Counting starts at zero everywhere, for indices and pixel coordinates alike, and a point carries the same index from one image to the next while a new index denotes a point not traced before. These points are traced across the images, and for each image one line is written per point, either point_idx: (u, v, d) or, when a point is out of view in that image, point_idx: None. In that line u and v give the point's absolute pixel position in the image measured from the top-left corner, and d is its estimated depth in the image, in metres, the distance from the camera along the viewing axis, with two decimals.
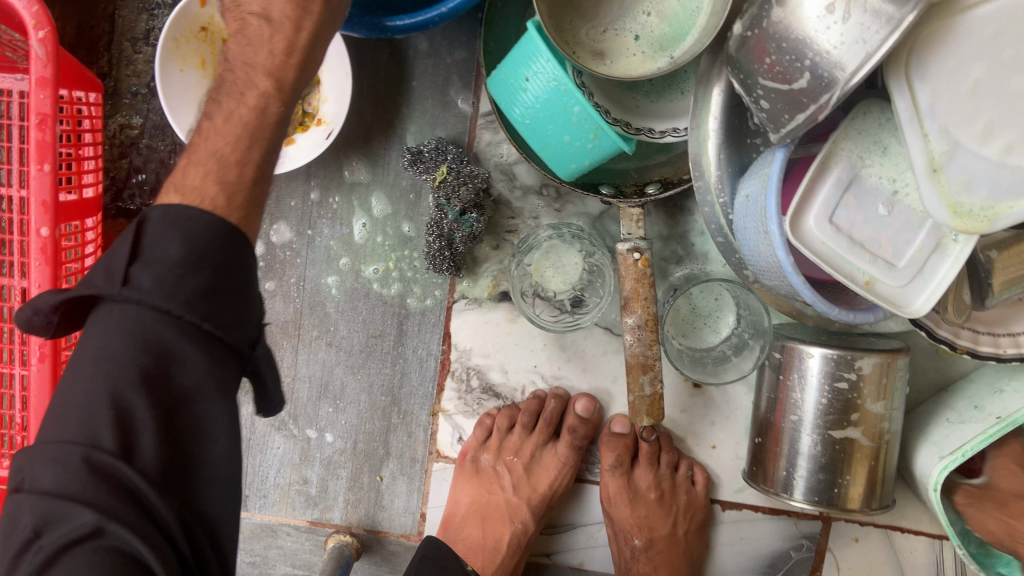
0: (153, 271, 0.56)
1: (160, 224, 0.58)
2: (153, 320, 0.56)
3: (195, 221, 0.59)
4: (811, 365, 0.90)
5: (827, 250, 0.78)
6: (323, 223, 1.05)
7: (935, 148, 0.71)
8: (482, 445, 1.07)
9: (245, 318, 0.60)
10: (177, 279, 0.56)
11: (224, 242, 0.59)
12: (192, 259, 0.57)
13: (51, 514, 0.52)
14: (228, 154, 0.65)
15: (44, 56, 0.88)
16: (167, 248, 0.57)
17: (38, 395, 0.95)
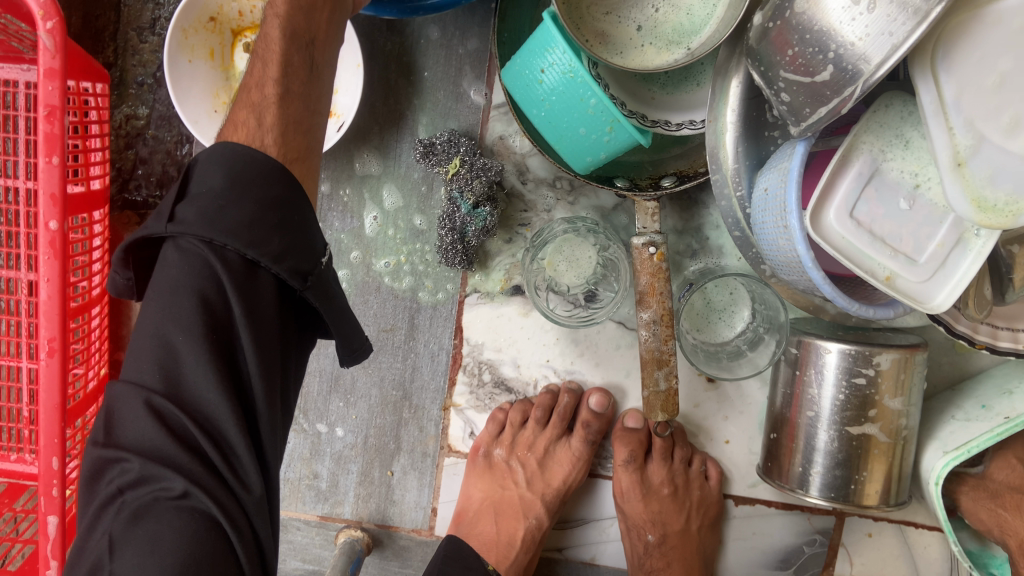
0: (197, 205, 0.61)
1: (208, 161, 0.63)
2: (201, 250, 0.61)
3: (237, 159, 0.62)
4: (828, 360, 0.89)
5: (847, 245, 0.77)
6: (333, 216, 1.04)
7: (960, 142, 0.70)
8: (494, 439, 1.06)
9: (300, 246, 0.64)
10: (219, 210, 0.60)
11: (268, 170, 0.63)
12: (233, 190, 0.61)
13: (145, 472, 0.60)
14: (254, 83, 0.67)
15: (52, 46, 0.87)
16: (210, 183, 0.62)
17: (48, 390, 0.94)
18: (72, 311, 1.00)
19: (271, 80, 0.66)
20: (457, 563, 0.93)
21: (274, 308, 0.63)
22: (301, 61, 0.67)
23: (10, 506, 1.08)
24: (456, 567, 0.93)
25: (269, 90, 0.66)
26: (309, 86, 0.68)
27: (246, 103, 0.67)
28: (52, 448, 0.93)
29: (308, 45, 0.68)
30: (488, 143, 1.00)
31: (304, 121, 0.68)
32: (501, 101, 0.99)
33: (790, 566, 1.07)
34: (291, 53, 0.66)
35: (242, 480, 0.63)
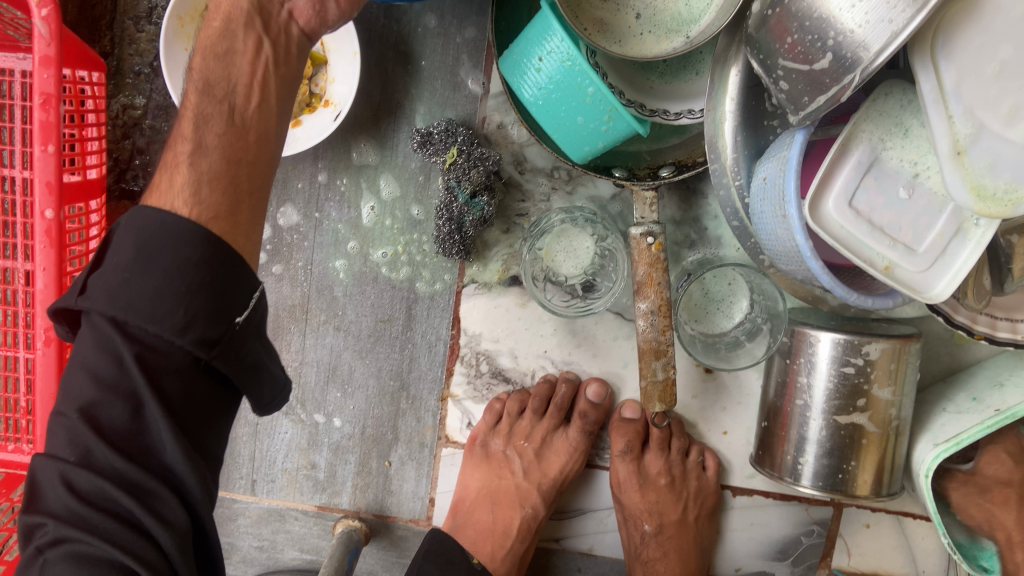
0: (104, 281, 0.60)
1: (124, 230, 0.61)
2: (110, 325, 0.59)
3: (149, 228, 0.61)
4: (820, 349, 0.89)
5: (846, 234, 0.76)
6: (331, 206, 1.03)
7: (960, 130, 0.69)
8: (492, 430, 1.06)
9: (214, 311, 0.60)
10: (125, 285, 0.59)
11: (187, 238, 0.60)
12: (140, 263, 0.59)
13: (60, 535, 0.59)
14: (175, 144, 0.67)
15: (47, 34, 0.86)
16: (120, 255, 0.60)
17: (45, 379, 0.93)
18: None
19: (186, 137, 0.66)
20: (441, 562, 0.94)
21: (188, 378, 0.61)
22: (217, 110, 0.67)
23: (7, 497, 1.08)
24: (437, 562, 0.94)
25: (181, 150, 0.65)
26: (236, 139, 0.67)
27: (168, 162, 0.66)
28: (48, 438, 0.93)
29: (225, 97, 0.67)
30: (486, 132, 1.00)
31: (230, 172, 0.66)
32: (499, 90, 0.98)
33: (787, 556, 1.07)
34: (206, 108, 0.67)
35: (165, 523, 0.61)
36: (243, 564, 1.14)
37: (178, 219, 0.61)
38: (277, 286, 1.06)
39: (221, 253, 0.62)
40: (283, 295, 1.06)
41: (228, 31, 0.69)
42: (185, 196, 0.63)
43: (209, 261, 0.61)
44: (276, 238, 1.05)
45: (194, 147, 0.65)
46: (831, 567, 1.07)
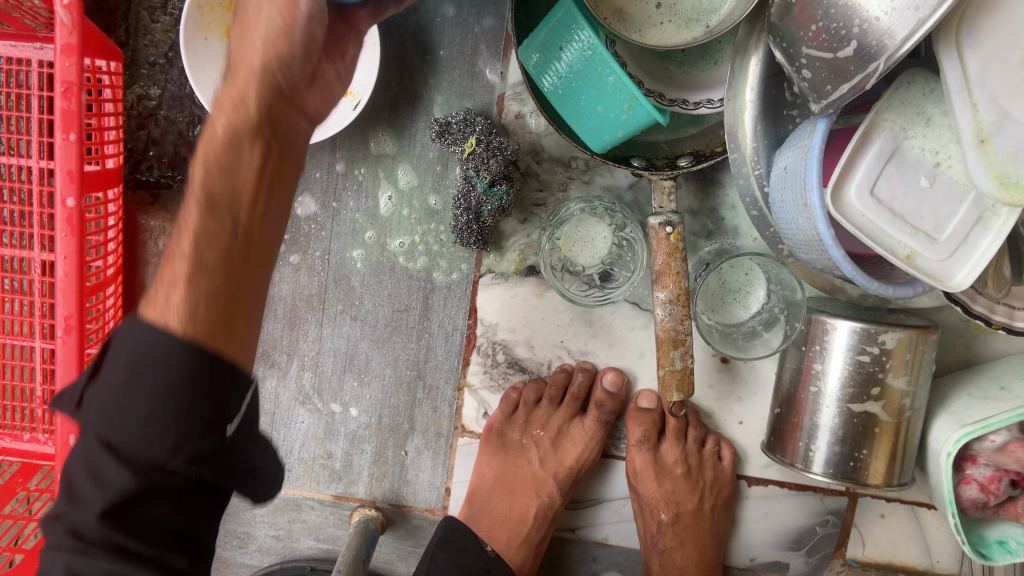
0: (97, 400, 0.53)
1: (121, 342, 0.54)
2: (100, 448, 0.52)
3: (141, 338, 0.53)
4: (836, 337, 0.89)
5: (867, 222, 0.76)
6: (348, 196, 1.04)
7: (983, 118, 0.69)
8: (508, 419, 1.07)
9: (210, 425, 0.53)
10: (117, 407, 0.52)
11: (182, 349, 0.53)
12: (134, 381, 0.52)
13: None
14: (171, 256, 0.58)
15: (69, 22, 0.86)
16: (114, 371, 0.53)
17: (65, 367, 0.94)
18: (88, 290, 1.00)
19: (184, 254, 0.57)
20: (454, 550, 0.94)
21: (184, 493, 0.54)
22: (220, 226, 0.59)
23: (24, 486, 1.09)
24: (450, 551, 0.94)
25: (180, 264, 0.57)
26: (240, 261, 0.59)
27: (165, 274, 0.58)
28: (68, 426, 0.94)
29: (229, 211, 0.60)
30: (504, 122, 1.00)
31: (228, 289, 0.58)
32: (517, 80, 0.98)
33: (802, 547, 1.07)
34: (207, 224, 0.58)
35: None
36: (259, 553, 1.15)
37: (171, 331, 0.53)
38: (294, 276, 1.06)
39: (213, 364, 0.54)
40: (300, 284, 1.07)
41: (235, 139, 0.61)
42: (179, 314, 0.54)
43: (205, 372, 0.53)
44: (293, 228, 1.05)
45: (196, 264, 0.57)
46: (845, 557, 1.08)
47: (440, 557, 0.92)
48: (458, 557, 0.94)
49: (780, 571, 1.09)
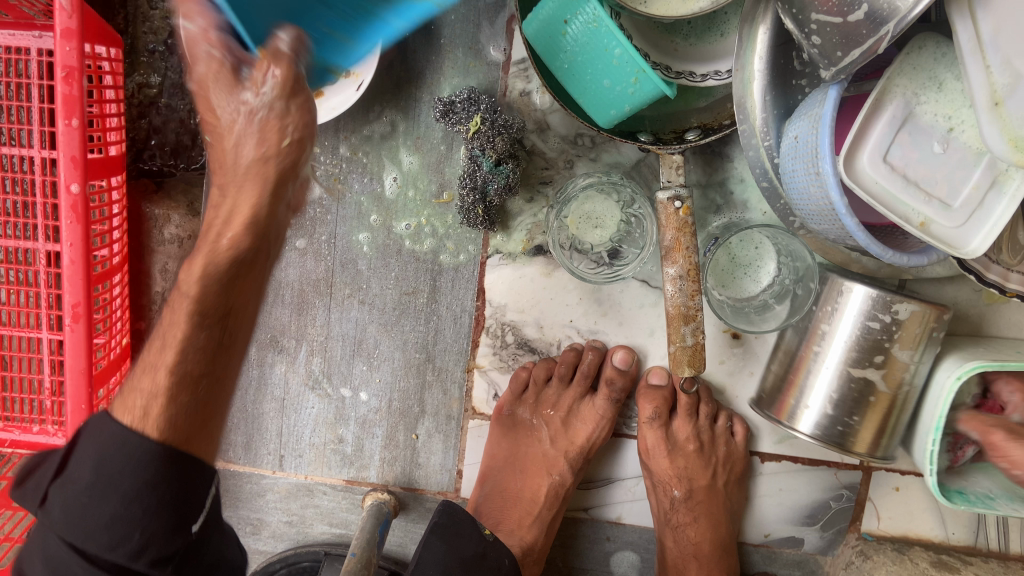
0: (67, 497, 0.62)
1: (89, 443, 0.64)
2: (63, 548, 0.62)
3: (113, 442, 0.63)
4: (850, 300, 0.88)
5: (880, 189, 0.77)
6: (354, 178, 1.03)
7: (997, 81, 0.69)
8: (518, 399, 1.06)
9: (166, 520, 0.63)
10: (85, 506, 0.61)
11: (130, 459, 0.62)
12: (96, 488, 0.62)
13: None
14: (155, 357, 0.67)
15: (69, 6, 0.85)
16: (80, 472, 0.63)
17: (74, 356, 0.93)
18: (95, 278, 1.00)
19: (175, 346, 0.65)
20: (448, 535, 0.92)
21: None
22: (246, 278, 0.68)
23: None
24: (446, 536, 0.92)
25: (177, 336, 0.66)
26: (227, 344, 0.67)
27: (141, 383, 0.65)
28: (79, 414, 0.94)
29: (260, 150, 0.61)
30: (510, 100, 0.99)
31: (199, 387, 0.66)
32: (521, 56, 0.97)
33: (816, 522, 1.07)
34: (195, 333, 0.65)
35: None
36: (272, 539, 1.14)
37: (123, 441, 0.62)
38: (301, 261, 1.05)
39: (178, 465, 0.64)
40: (306, 269, 1.06)
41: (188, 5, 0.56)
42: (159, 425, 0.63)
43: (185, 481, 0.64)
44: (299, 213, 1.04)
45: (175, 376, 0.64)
46: (860, 531, 1.07)
47: (434, 546, 0.90)
48: (452, 544, 0.91)
49: (796, 546, 1.09)
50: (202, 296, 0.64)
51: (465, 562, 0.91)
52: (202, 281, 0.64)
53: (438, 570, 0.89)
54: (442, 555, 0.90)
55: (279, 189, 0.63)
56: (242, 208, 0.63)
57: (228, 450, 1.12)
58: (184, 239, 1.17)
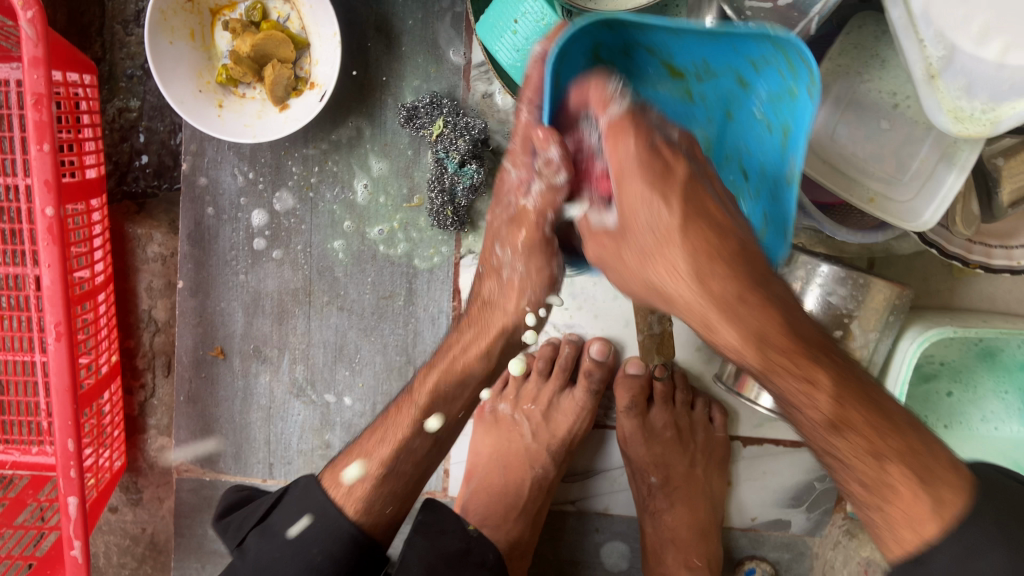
0: (262, 539, 0.82)
1: (296, 497, 0.83)
2: None
3: (322, 512, 0.80)
4: (816, 276, 0.90)
5: (828, 167, 0.81)
6: (325, 187, 1.04)
7: (932, 54, 0.70)
8: (499, 395, 1.09)
9: None
10: (272, 561, 0.79)
11: (339, 532, 0.79)
12: (290, 548, 0.79)
13: None
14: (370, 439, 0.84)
15: (34, 35, 0.87)
16: (283, 524, 0.81)
17: (58, 373, 0.95)
18: (77, 298, 1.03)
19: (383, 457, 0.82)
20: (431, 532, 0.92)
21: None
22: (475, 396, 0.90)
23: (35, 497, 1.16)
24: (430, 533, 0.92)
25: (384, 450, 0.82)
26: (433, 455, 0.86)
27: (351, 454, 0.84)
28: (67, 430, 0.97)
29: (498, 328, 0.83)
30: (472, 103, 1.01)
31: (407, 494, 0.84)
32: (481, 60, 0.99)
33: (802, 503, 1.08)
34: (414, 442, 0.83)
35: None
36: None
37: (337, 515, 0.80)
38: (279, 271, 1.07)
39: (366, 546, 0.80)
40: (284, 279, 1.07)
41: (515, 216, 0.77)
42: (358, 507, 0.80)
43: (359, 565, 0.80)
44: (274, 224, 1.06)
45: (386, 470, 0.81)
46: (846, 510, 1.08)
47: (418, 542, 0.90)
48: (433, 539, 0.91)
49: (782, 529, 1.09)
50: (429, 407, 0.83)
51: (446, 557, 0.89)
52: (432, 395, 0.84)
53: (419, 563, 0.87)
54: (424, 550, 0.89)
55: (512, 333, 0.84)
56: (484, 346, 0.84)
57: (218, 460, 1.14)
58: (167, 257, 1.20)
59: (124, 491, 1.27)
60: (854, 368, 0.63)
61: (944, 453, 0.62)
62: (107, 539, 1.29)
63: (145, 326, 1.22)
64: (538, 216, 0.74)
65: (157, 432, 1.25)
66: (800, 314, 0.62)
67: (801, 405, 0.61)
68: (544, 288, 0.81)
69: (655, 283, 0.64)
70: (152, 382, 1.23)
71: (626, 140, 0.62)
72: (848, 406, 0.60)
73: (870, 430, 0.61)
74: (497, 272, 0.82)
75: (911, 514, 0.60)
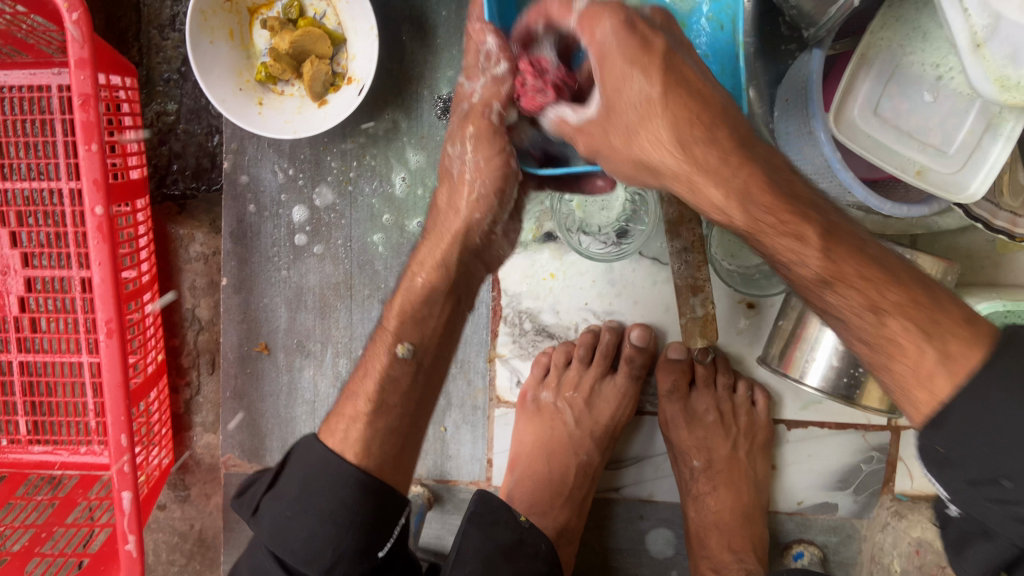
0: (271, 505, 0.80)
1: (299, 456, 0.82)
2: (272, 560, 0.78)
3: (328, 469, 0.78)
4: None
5: (872, 142, 0.79)
6: (364, 181, 1.06)
7: (976, 23, 0.70)
8: (541, 383, 1.08)
9: (367, 549, 0.78)
10: (287, 519, 0.78)
11: (347, 482, 0.78)
12: (301, 501, 0.78)
13: None
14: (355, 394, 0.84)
15: (80, 36, 0.89)
16: (289, 488, 0.79)
17: (110, 368, 0.97)
18: (126, 296, 1.05)
19: (368, 394, 0.82)
20: (486, 524, 0.91)
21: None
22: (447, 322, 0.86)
23: (85, 496, 1.18)
24: (482, 525, 0.90)
25: (361, 408, 0.81)
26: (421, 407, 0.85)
27: (345, 412, 0.83)
28: (120, 425, 0.99)
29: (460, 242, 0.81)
30: None
31: (400, 430, 0.82)
32: None
33: (849, 486, 1.07)
34: (394, 369, 0.82)
35: None
36: None
37: (337, 466, 0.78)
38: (321, 266, 1.09)
39: (378, 494, 0.79)
40: (326, 274, 1.09)
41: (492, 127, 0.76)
42: (356, 450, 0.79)
43: (379, 513, 0.79)
44: (314, 220, 1.07)
45: (374, 404, 0.81)
46: (893, 492, 1.07)
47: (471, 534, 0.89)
48: (487, 530, 0.90)
49: (830, 513, 1.08)
50: (401, 330, 0.82)
51: (503, 549, 0.90)
52: (401, 317, 0.83)
53: (479, 557, 0.87)
54: (482, 542, 0.89)
55: (468, 236, 0.80)
56: (440, 254, 0.81)
57: (265, 454, 1.15)
58: (209, 256, 1.22)
59: (172, 488, 1.28)
60: (848, 226, 0.64)
61: (950, 299, 0.65)
62: (155, 537, 1.31)
63: (188, 326, 1.23)
64: (483, 106, 0.75)
65: (203, 430, 1.27)
66: (791, 177, 0.63)
67: (792, 261, 0.64)
68: (496, 184, 0.77)
69: (644, 159, 0.63)
70: (197, 379, 1.25)
71: (603, 18, 0.61)
72: (836, 256, 0.62)
73: (857, 282, 0.63)
74: (449, 176, 0.81)
75: (919, 364, 0.62)
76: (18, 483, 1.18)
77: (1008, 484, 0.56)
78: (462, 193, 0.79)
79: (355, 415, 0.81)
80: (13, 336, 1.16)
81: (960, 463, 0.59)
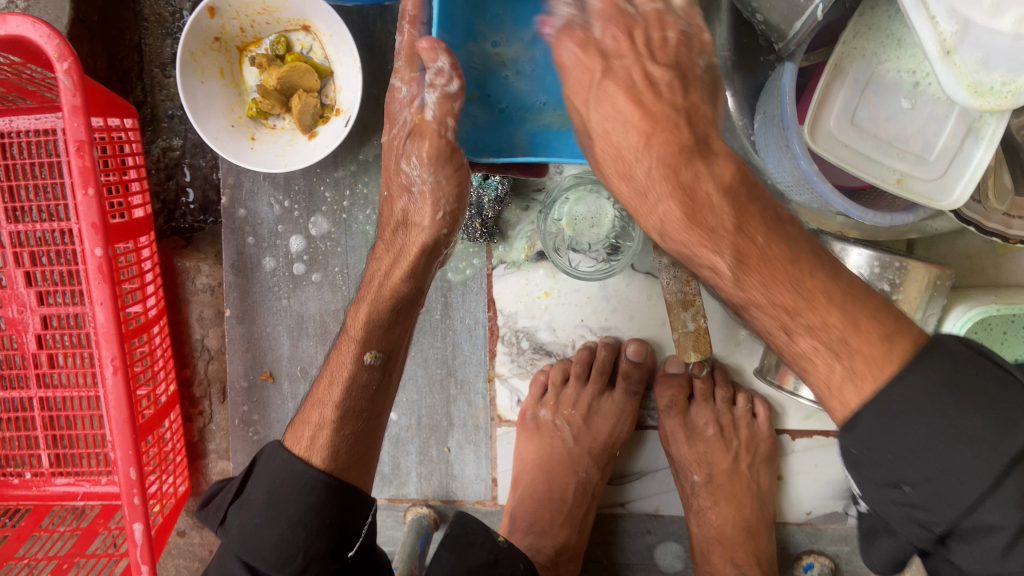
0: (240, 514, 0.81)
1: (264, 462, 0.83)
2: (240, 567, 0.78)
3: (293, 475, 0.80)
4: (851, 259, 0.89)
5: (850, 153, 0.79)
6: (357, 209, 1.07)
7: (945, 30, 0.68)
8: (539, 402, 1.08)
9: (336, 551, 0.79)
10: (257, 525, 0.78)
11: (314, 487, 0.79)
12: (268, 508, 0.79)
13: None
14: (319, 402, 0.86)
15: (72, 85, 0.92)
16: (256, 495, 0.81)
17: (118, 405, 1.00)
18: (131, 333, 1.08)
19: (334, 401, 0.84)
20: (458, 547, 0.90)
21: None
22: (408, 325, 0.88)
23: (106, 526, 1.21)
24: (455, 548, 0.90)
25: (329, 414, 0.84)
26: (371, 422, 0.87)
27: (308, 417, 0.85)
28: (129, 459, 1.01)
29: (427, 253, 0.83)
30: None
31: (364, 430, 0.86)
32: None
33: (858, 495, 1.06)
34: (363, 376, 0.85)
35: None
36: None
37: (302, 470, 0.80)
38: (319, 294, 1.11)
39: (340, 497, 0.81)
40: (325, 301, 1.11)
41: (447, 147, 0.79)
42: (323, 455, 0.82)
43: (345, 514, 0.80)
44: (311, 249, 1.09)
45: (342, 410, 0.84)
46: None
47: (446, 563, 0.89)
48: (460, 555, 0.90)
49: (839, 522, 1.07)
50: (368, 336, 0.84)
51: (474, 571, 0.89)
52: (369, 324, 0.84)
53: None
54: (452, 566, 0.88)
55: (433, 249, 0.82)
56: (404, 267, 0.82)
57: None
58: (216, 287, 1.24)
59: (190, 515, 1.31)
60: (773, 244, 0.66)
61: (875, 316, 0.61)
62: (177, 562, 1.34)
63: (199, 356, 1.27)
64: (438, 124, 0.79)
65: (217, 457, 1.30)
66: (720, 202, 0.68)
67: (714, 276, 0.70)
68: (455, 197, 0.81)
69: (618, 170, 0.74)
70: (210, 408, 1.28)
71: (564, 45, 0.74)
72: (748, 278, 0.67)
73: (770, 300, 0.66)
74: (406, 191, 0.82)
75: (830, 380, 0.63)
76: (42, 514, 1.21)
77: (909, 490, 0.56)
78: (425, 208, 0.81)
79: (321, 423, 0.84)
80: (32, 372, 1.20)
81: (865, 465, 0.59)
